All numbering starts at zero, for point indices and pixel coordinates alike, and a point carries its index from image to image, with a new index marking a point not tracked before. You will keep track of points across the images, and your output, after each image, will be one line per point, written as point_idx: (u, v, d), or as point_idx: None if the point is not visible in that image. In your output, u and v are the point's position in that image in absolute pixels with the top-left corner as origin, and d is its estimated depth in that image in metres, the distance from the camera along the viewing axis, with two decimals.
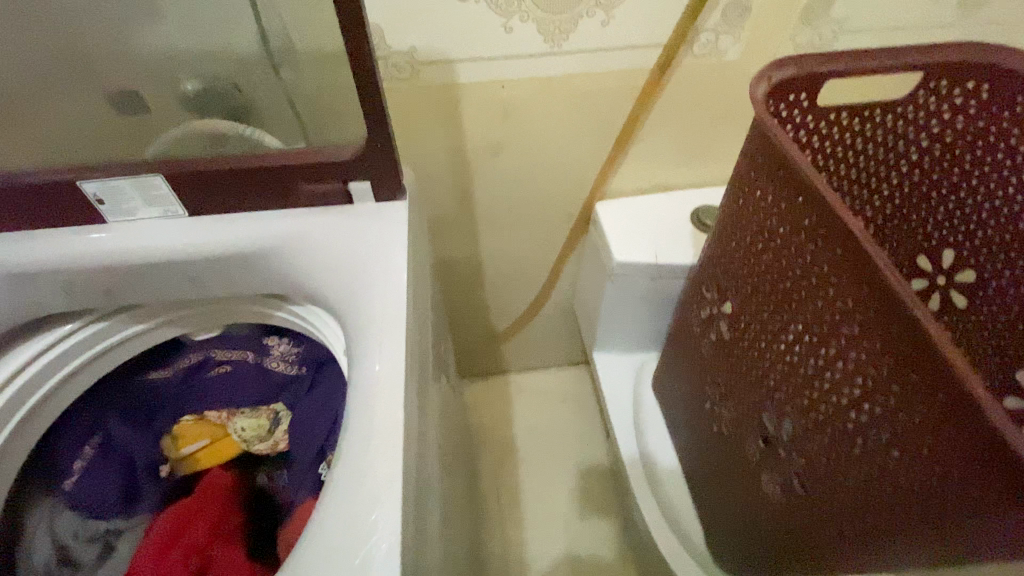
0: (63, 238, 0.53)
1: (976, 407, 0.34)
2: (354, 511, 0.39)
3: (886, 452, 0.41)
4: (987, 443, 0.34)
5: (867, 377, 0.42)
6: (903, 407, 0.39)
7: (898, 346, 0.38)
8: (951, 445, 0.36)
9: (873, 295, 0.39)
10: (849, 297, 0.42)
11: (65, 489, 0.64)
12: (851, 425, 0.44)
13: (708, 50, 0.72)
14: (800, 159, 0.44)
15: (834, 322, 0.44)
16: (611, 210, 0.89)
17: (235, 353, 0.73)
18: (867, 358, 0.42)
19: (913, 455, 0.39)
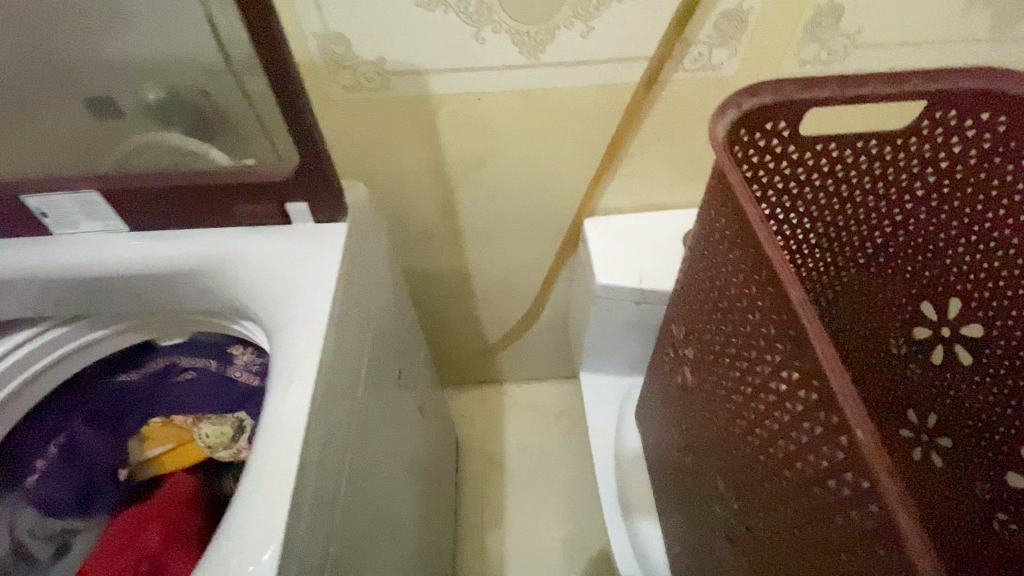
0: (11, 246, 0.53)
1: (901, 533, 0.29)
2: (233, 561, 0.38)
3: (820, 551, 0.37)
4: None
5: (803, 464, 0.37)
6: (834, 508, 0.34)
7: (832, 440, 0.33)
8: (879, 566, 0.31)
9: (812, 377, 0.34)
10: (791, 372, 0.37)
11: (26, 486, 0.64)
12: (789, 512, 0.40)
13: (700, 65, 0.67)
14: (752, 208, 0.39)
15: (777, 395, 0.39)
16: (598, 228, 0.85)
17: (201, 360, 0.72)
18: (803, 443, 0.37)
19: (843, 562, 0.35)
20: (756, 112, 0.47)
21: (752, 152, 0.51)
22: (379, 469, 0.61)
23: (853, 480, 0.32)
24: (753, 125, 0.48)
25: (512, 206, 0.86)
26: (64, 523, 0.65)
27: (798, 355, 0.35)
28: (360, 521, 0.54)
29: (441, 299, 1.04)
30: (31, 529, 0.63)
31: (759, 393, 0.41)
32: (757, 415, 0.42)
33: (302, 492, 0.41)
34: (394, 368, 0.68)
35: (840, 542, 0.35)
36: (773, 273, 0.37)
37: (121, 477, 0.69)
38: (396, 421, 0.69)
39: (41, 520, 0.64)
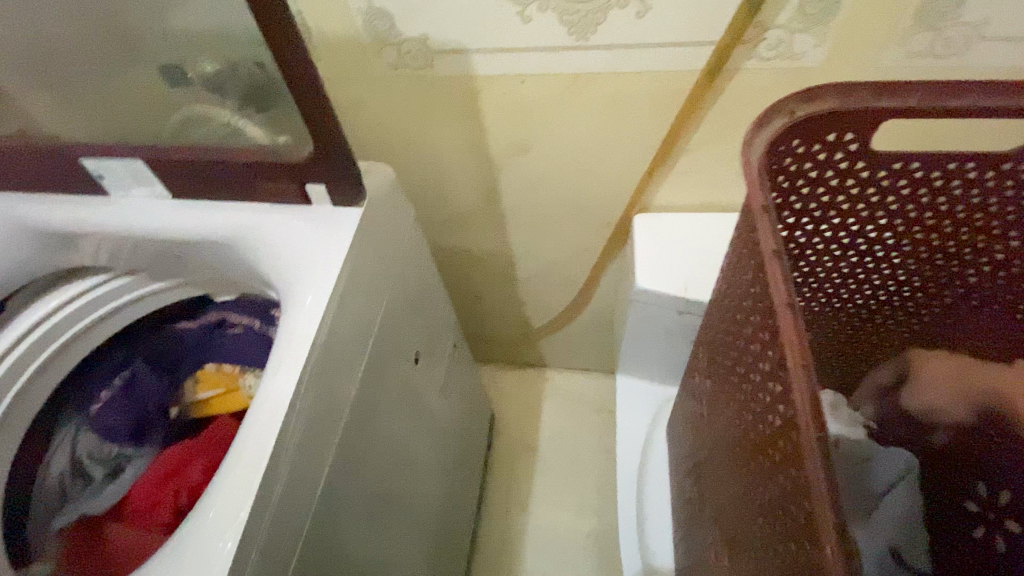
0: (73, 206, 0.59)
1: None
2: (204, 530, 0.39)
3: None
4: None
5: (775, 523, 0.33)
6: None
7: (798, 508, 0.29)
8: None
9: (791, 433, 0.30)
10: (775, 422, 0.33)
11: (90, 413, 0.72)
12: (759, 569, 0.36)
13: (779, 51, 0.58)
14: (767, 231, 0.34)
15: (769, 464, 0.34)
16: (648, 225, 0.79)
17: (246, 318, 0.77)
18: (777, 502, 0.33)
19: None
20: (813, 121, 0.41)
21: (807, 166, 0.45)
22: (384, 450, 0.62)
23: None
24: (810, 136, 0.42)
25: (559, 194, 0.82)
26: (119, 449, 0.72)
27: (790, 427, 0.30)
28: (353, 498, 0.55)
29: (485, 281, 1.03)
30: (89, 452, 0.72)
31: (754, 453, 0.37)
32: (752, 480, 0.37)
33: (277, 472, 0.42)
34: (413, 352, 0.69)
35: None
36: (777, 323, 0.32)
37: (171, 414, 0.75)
38: (412, 402, 0.69)
39: (99, 444, 0.72)
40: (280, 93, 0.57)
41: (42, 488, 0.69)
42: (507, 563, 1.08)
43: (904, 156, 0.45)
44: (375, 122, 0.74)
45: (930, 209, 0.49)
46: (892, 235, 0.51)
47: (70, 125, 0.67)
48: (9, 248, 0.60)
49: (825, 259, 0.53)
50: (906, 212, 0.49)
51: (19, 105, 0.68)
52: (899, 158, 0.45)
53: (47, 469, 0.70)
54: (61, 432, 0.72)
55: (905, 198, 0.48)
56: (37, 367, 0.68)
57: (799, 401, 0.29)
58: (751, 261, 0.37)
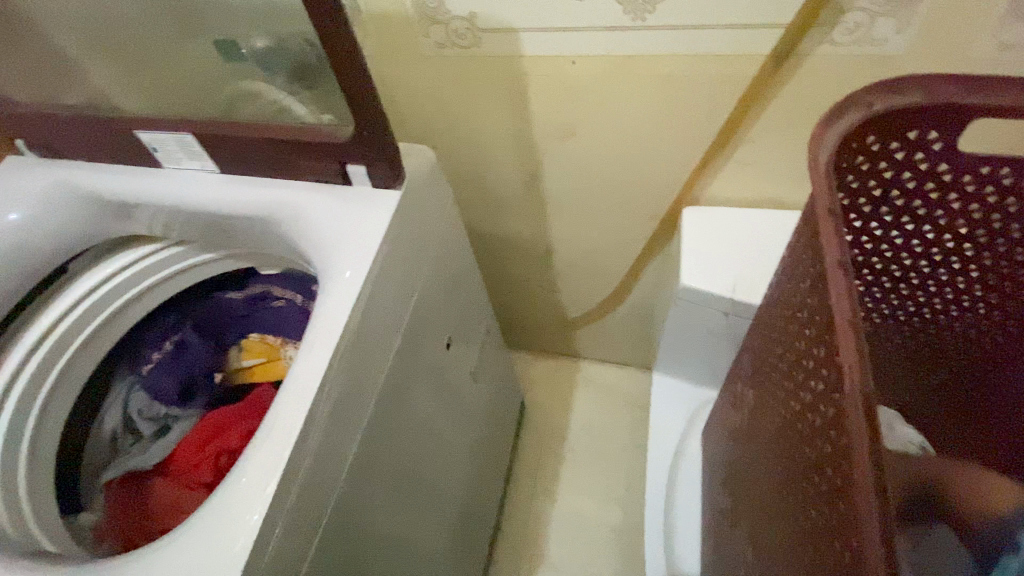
0: (130, 176, 0.61)
1: None
2: (233, 501, 0.40)
3: None
4: None
5: (815, 554, 0.31)
6: None
7: (844, 547, 0.27)
8: None
9: (843, 465, 0.28)
10: (825, 449, 0.30)
11: (143, 373, 0.77)
12: None
13: (855, 37, 0.53)
14: (831, 240, 0.31)
15: (816, 491, 0.31)
16: (696, 219, 0.75)
17: (290, 292, 0.79)
18: (820, 533, 0.30)
19: None
20: (892, 117, 0.37)
21: (880, 165, 0.40)
22: (412, 432, 0.62)
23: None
24: (886, 133, 0.38)
25: (605, 182, 0.79)
26: (167, 408, 0.75)
27: (843, 457, 0.28)
28: (379, 477, 0.56)
29: (523, 267, 1.02)
30: (139, 409, 0.75)
31: (799, 475, 0.34)
32: (795, 507, 0.34)
33: (304, 450, 0.42)
34: (446, 336, 0.69)
35: None
36: (836, 342, 0.29)
37: (217, 379, 0.79)
38: (442, 386, 0.69)
39: (149, 402, 0.75)
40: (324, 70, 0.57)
41: (97, 441, 0.74)
42: (531, 550, 1.08)
43: (995, 159, 0.41)
44: (420, 103, 0.73)
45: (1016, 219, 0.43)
46: (973, 245, 0.46)
47: (127, 97, 0.68)
48: (72, 215, 0.64)
49: (893, 269, 0.49)
50: (991, 223, 0.44)
51: (84, 77, 0.71)
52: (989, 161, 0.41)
53: (101, 423, 0.74)
54: (114, 389, 0.76)
55: (991, 206, 0.43)
56: (94, 327, 0.72)
57: (856, 433, 0.26)
58: (810, 271, 0.34)
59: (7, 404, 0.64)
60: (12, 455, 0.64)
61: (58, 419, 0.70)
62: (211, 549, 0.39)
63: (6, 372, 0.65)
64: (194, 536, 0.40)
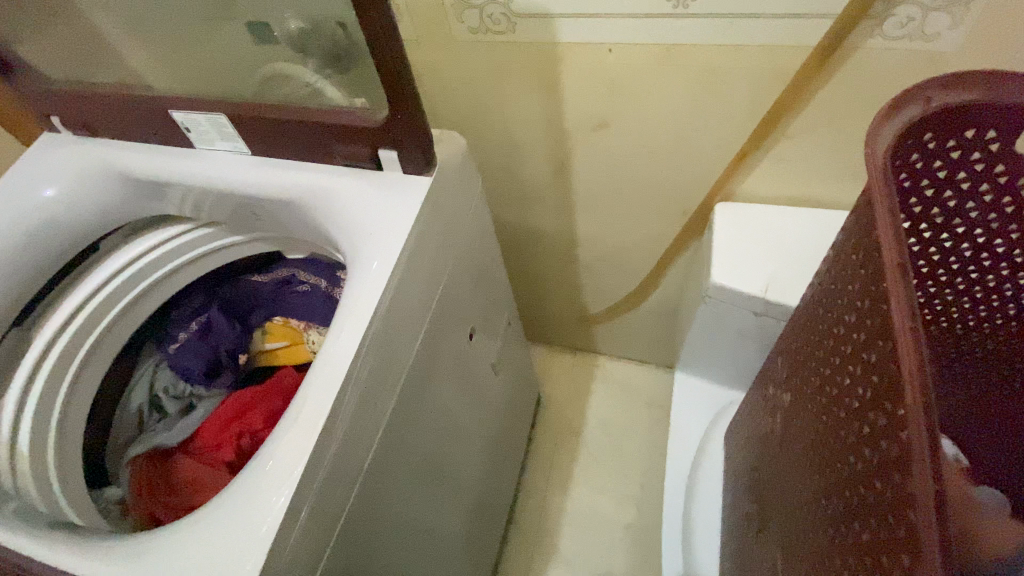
0: (164, 156, 0.61)
1: None
2: (260, 483, 0.40)
3: None
4: None
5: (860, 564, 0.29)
6: None
7: (898, 560, 0.25)
8: None
9: (898, 478, 0.26)
10: (875, 457, 0.28)
11: (169, 351, 0.77)
12: None
13: (910, 30, 0.50)
14: (890, 241, 0.29)
15: (861, 503, 0.30)
16: (729, 217, 0.73)
17: (314, 277, 0.80)
18: (865, 542, 0.29)
19: None
20: (954, 112, 0.35)
21: (935, 165, 0.38)
22: (433, 422, 0.62)
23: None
24: (945, 130, 0.36)
25: (635, 176, 0.77)
26: (192, 387, 0.77)
27: (898, 469, 0.26)
28: (400, 467, 0.56)
29: (546, 260, 1.01)
30: (167, 386, 0.77)
31: (841, 485, 0.32)
32: (835, 518, 0.33)
33: (331, 434, 0.42)
34: (469, 327, 0.68)
35: None
36: (894, 347, 0.27)
37: (240, 360, 0.79)
38: (463, 376, 0.69)
39: (175, 380, 0.77)
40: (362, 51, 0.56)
41: (124, 416, 0.75)
42: (543, 543, 1.08)
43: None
44: (451, 89, 0.72)
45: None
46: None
47: (162, 78, 0.69)
48: (104, 193, 0.65)
49: (940, 275, 0.46)
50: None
51: (121, 57, 0.71)
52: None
53: (130, 397, 0.76)
54: (142, 366, 0.78)
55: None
56: (125, 303, 0.73)
57: (917, 444, 0.24)
58: (862, 273, 0.32)
59: (40, 375, 0.66)
60: (45, 427, 0.65)
61: (88, 393, 0.71)
62: (240, 528, 0.39)
63: (40, 345, 0.66)
64: (222, 513, 0.40)
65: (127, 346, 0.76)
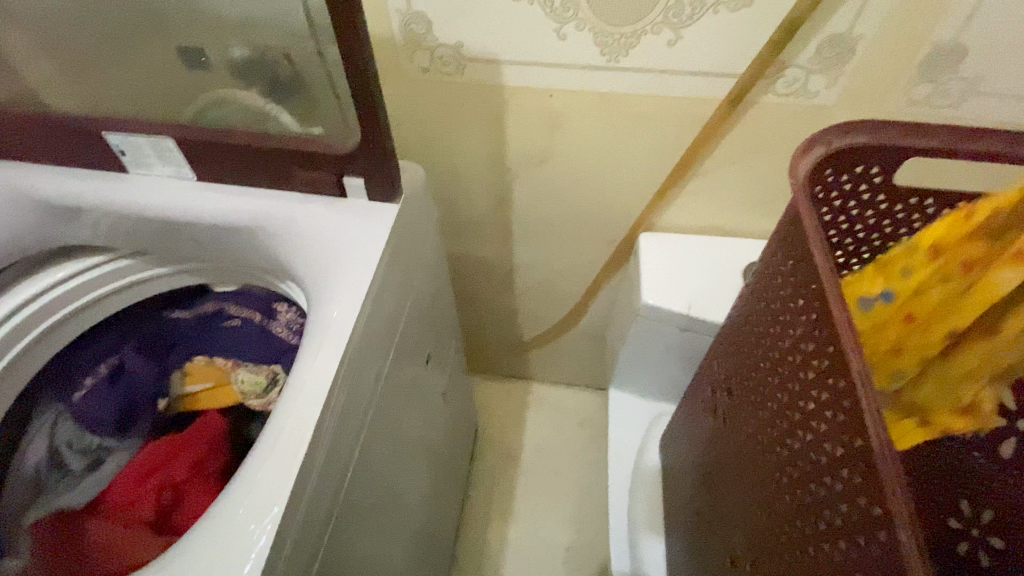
0: (88, 181, 0.57)
1: None
2: (235, 518, 0.38)
3: None
4: None
5: (822, 518, 0.34)
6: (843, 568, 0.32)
7: (858, 504, 0.31)
8: None
9: (850, 437, 0.31)
10: (826, 424, 0.34)
11: (72, 400, 0.69)
12: (798, 562, 0.37)
13: (793, 90, 0.62)
14: (818, 250, 0.36)
15: (817, 467, 0.35)
16: (655, 243, 0.82)
17: (248, 311, 0.76)
18: (825, 497, 0.34)
19: None
20: (846, 153, 0.44)
21: (835, 195, 0.47)
22: (392, 452, 0.61)
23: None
24: (841, 169, 0.45)
25: (570, 207, 0.84)
26: (100, 440, 0.68)
27: (848, 429, 0.32)
28: (365, 499, 0.54)
29: (483, 288, 1.04)
30: (69, 441, 0.68)
31: (795, 458, 0.38)
32: (791, 489, 0.38)
33: (312, 463, 0.41)
34: (424, 353, 0.68)
35: None
36: (833, 332, 0.34)
37: (159, 407, 0.72)
38: (418, 403, 0.69)
39: (79, 434, 0.68)
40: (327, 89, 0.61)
41: (15, 477, 0.65)
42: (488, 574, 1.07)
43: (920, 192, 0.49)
44: (397, 123, 0.74)
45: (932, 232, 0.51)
46: None
47: (83, 101, 0.65)
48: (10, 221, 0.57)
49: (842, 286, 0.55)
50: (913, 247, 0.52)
51: (32, 80, 0.66)
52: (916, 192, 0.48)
53: (23, 457, 0.66)
54: (38, 418, 0.68)
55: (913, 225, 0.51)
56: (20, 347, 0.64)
57: (866, 405, 0.30)
58: (795, 275, 0.40)
59: None
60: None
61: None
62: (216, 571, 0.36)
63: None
64: (190, 558, 0.37)
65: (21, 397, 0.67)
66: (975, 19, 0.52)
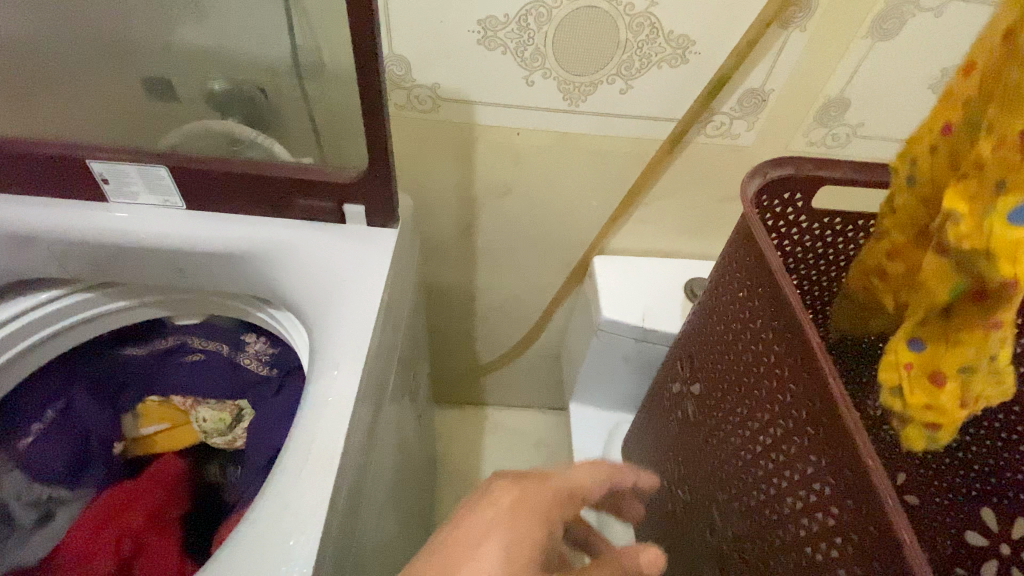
0: (65, 211, 0.55)
1: (875, 517, 0.34)
2: (270, 535, 0.39)
3: (801, 549, 0.41)
4: (877, 556, 0.34)
5: (795, 471, 0.42)
6: (818, 507, 0.39)
7: (826, 449, 0.38)
8: (853, 554, 0.36)
9: (813, 397, 0.39)
10: (791, 392, 0.42)
11: (19, 449, 0.65)
12: (776, 517, 0.44)
13: (720, 132, 0.74)
14: (771, 254, 0.45)
15: (786, 429, 0.43)
16: (608, 266, 0.90)
17: (212, 343, 0.74)
18: (796, 453, 0.42)
19: (820, 554, 0.39)
20: (777, 182, 0.54)
21: (771, 218, 0.57)
22: (383, 474, 0.62)
23: (855, 505, 0.35)
24: (774, 195, 0.55)
25: (530, 234, 0.91)
26: (52, 490, 0.67)
27: (809, 391, 0.40)
28: (369, 518, 0.55)
29: (441, 313, 1.08)
30: (17, 493, 0.65)
31: (770, 435, 0.45)
32: (770, 463, 0.45)
33: (341, 476, 0.42)
34: (406, 375, 0.70)
35: (821, 540, 0.39)
36: (790, 316, 0.42)
37: (115, 451, 0.72)
38: (400, 424, 0.70)
39: (28, 484, 0.65)
40: (314, 122, 0.66)
41: None
42: None
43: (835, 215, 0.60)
44: None
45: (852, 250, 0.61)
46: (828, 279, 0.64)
47: (48, 126, 0.63)
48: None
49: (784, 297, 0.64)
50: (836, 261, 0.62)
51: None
52: (837, 215, 0.58)
53: None
54: None
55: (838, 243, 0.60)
56: None
57: (824, 368, 0.38)
58: (756, 294, 0.47)
59: None
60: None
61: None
62: None
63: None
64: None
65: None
66: (853, 81, 0.67)
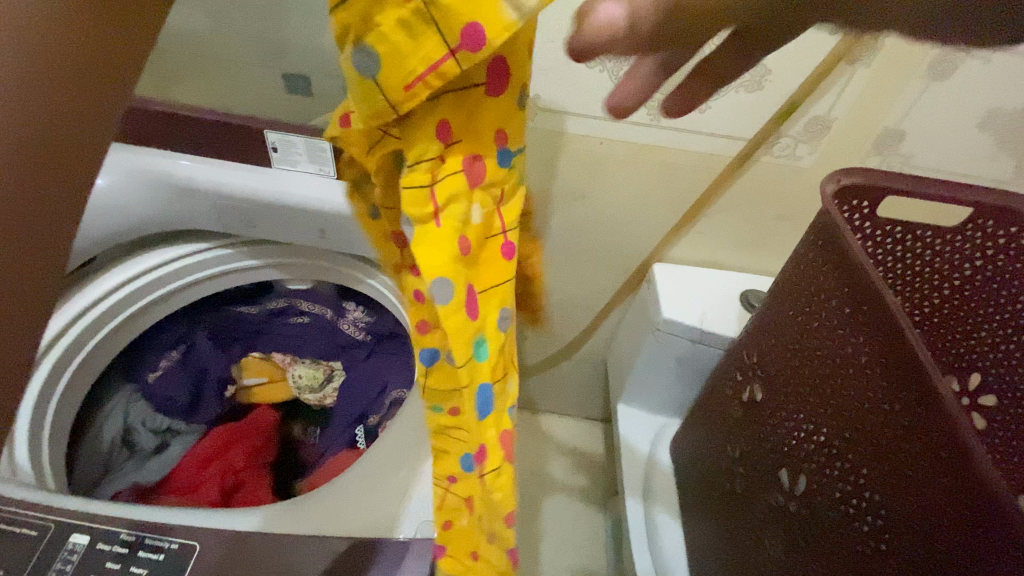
0: (221, 170, 0.65)
1: (952, 448, 0.42)
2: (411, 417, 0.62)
3: (871, 486, 0.50)
4: (953, 477, 0.42)
5: (869, 420, 0.51)
6: (893, 449, 0.48)
7: (906, 402, 0.47)
8: (923, 482, 0.45)
9: (892, 361, 0.49)
10: (870, 360, 0.51)
11: (146, 381, 0.77)
12: (846, 465, 0.54)
13: (785, 155, 0.81)
14: (856, 249, 0.54)
15: (860, 389, 0.53)
16: (666, 274, 0.96)
17: (316, 308, 0.82)
18: (871, 407, 0.51)
19: (893, 488, 0.48)
20: (860, 186, 0.58)
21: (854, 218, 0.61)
22: None
23: (932, 439, 0.44)
24: (849, 201, 0.59)
25: (593, 242, 0.99)
26: (171, 422, 0.78)
27: (889, 354, 0.49)
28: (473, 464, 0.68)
29: None
30: (142, 420, 0.77)
31: (846, 399, 0.54)
32: (845, 422, 0.54)
33: None
34: None
35: (895, 475, 0.48)
36: (875, 296, 0.51)
37: (227, 393, 0.81)
38: None
39: (151, 414, 0.78)
40: None
41: (91, 452, 0.72)
42: None
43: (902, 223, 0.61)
44: None
45: (943, 269, 0.61)
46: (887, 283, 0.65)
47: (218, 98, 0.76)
48: (155, 201, 0.65)
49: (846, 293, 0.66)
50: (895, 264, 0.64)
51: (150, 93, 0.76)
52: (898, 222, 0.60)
53: (101, 434, 0.73)
54: (113, 397, 0.76)
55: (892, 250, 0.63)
56: (116, 323, 0.69)
57: (908, 334, 0.47)
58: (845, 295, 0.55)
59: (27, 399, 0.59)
60: (37, 441, 0.59)
61: (68, 411, 0.66)
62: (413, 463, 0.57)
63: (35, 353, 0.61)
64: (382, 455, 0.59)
65: (128, 350, 0.76)
66: (915, 112, 0.72)
